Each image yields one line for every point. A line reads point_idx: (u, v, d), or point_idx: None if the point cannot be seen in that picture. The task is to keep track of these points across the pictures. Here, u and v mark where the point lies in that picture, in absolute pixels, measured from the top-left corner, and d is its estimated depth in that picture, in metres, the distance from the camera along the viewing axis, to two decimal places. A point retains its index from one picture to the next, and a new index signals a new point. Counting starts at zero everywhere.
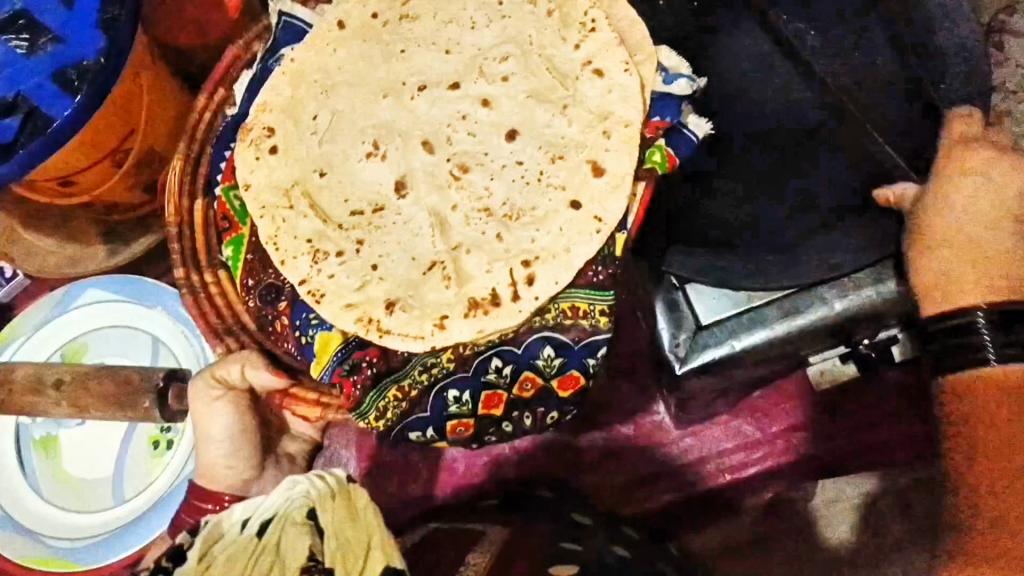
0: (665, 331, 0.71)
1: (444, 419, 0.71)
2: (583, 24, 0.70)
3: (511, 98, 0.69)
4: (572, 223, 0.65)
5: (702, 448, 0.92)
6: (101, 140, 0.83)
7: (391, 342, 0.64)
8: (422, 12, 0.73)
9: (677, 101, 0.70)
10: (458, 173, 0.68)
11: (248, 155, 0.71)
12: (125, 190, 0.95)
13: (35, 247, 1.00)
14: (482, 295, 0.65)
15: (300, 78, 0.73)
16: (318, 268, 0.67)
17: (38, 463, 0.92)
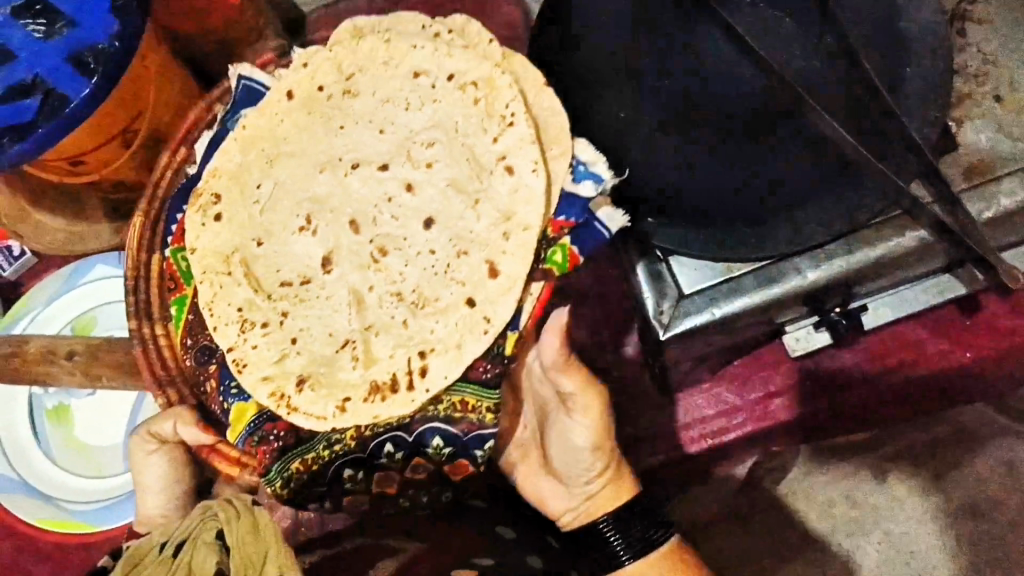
0: (650, 300, 0.76)
1: (337, 492, 0.78)
2: (503, 117, 0.72)
3: (432, 185, 0.73)
4: (466, 318, 0.69)
5: (683, 415, 0.97)
6: (110, 122, 0.86)
7: (297, 419, 0.69)
8: (364, 89, 0.76)
9: (582, 201, 0.73)
10: (377, 256, 0.72)
11: (196, 220, 0.76)
12: (132, 169, 0.98)
13: (43, 224, 1.03)
14: (383, 380, 0.69)
15: (251, 144, 0.77)
16: (245, 338, 0.73)
17: (51, 430, 0.97)
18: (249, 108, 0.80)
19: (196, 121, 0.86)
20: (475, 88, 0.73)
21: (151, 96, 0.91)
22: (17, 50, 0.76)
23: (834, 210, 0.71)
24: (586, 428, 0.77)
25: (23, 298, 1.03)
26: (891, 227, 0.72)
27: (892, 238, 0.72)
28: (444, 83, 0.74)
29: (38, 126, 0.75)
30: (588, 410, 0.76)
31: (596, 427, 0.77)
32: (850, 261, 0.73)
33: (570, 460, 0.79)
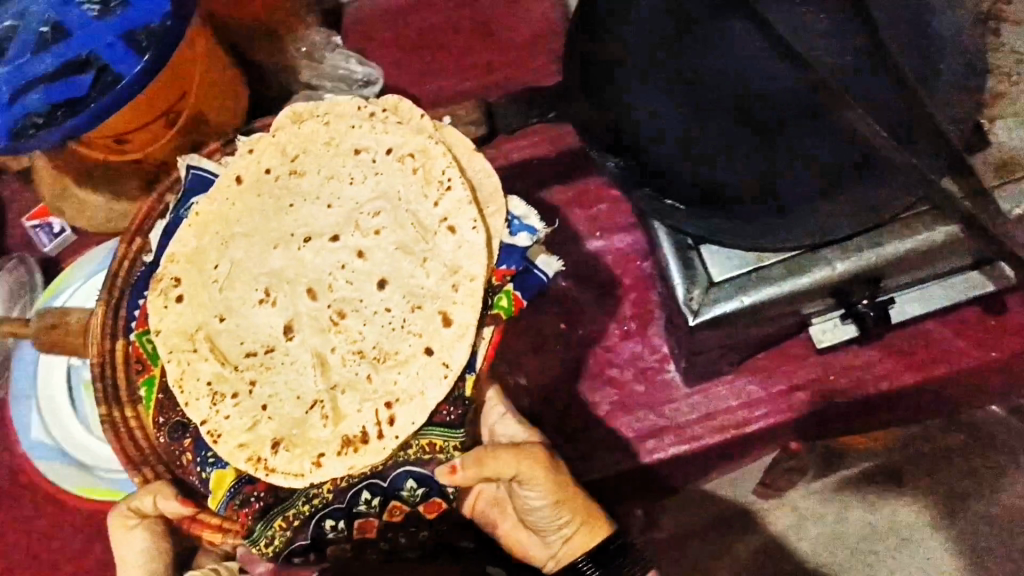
0: (680, 286, 0.77)
1: (320, 545, 0.79)
2: (442, 181, 0.74)
3: (381, 250, 0.75)
4: (425, 366, 0.71)
5: (707, 405, 0.98)
6: (156, 102, 0.89)
7: (276, 479, 0.70)
8: (308, 167, 0.78)
9: (519, 249, 0.76)
10: (336, 319, 0.74)
11: (158, 303, 0.77)
12: (176, 152, 1.00)
13: (87, 202, 1.07)
14: (354, 433, 0.70)
15: (205, 228, 0.79)
16: (217, 410, 0.73)
17: (89, 402, 0.99)
18: (199, 194, 0.84)
19: (147, 213, 0.90)
20: (412, 159, 0.76)
21: (196, 78, 0.94)
22: (74, 28, 0.79)
23: (853, 204, 0.71)
24: (541, 493, 0.76)
25: (66, 271, 1.05)
26: (922, 222, 0.73)
27: (921, 232, 0.72)
28: (383, 157, 0.77)
29: (91, 102, 0.77)
30: (537, 481, 0.76)
31: (551, 490, 0.76)
32: (879, 254, 0.73)
33: (534, 518, 0.79)
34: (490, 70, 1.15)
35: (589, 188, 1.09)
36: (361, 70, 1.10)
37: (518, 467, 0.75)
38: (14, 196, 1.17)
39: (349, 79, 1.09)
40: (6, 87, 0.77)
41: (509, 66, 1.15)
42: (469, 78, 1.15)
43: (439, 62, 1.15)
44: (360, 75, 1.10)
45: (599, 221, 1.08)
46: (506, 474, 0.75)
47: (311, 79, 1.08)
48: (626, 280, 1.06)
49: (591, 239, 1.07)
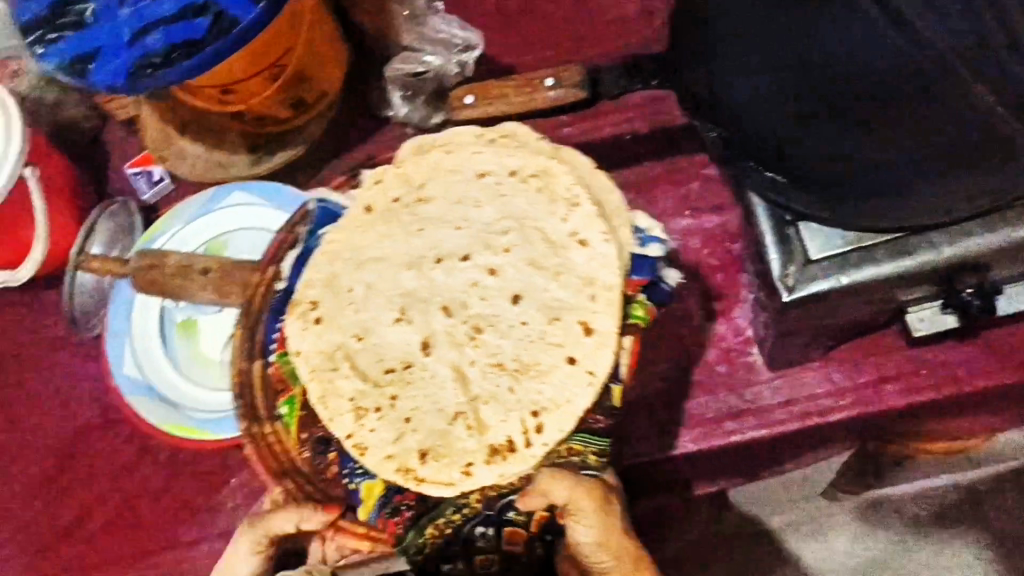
0: (777, 262, 0.76)
1: (471, 552, 0.80)
2: (569, 199, 0.76)
3: (514, 267, 0.75)
4: (569, 375, 0.71)
5: (790, 391, 0.97)
6: (263, 53, 0.91)
7: (427, 489, 0.70)
8: (434, 194, 0.79)
9: (652, 260, 0.76)
10: (474, 335, 0.73)
11: (296, 326, 0.76)
12: (277, 105, 1.02)
13: (187, 152, 1.10)
14: (500, 442, 0.70)
15: (336, 255, 0.78)
16: (362, 424, 0.72)
17: (179, 343, 1.04)
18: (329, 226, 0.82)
19: (279, 245, 0.84)
20: (536, 179, 0.78)
21: (302, 32, 0.95)
22: None
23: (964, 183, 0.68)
24: (590, 530, 0.73)
25: (164, 217, 1.08)
26: None
27: None
28: (507, 178, 0.78)
29: (207, 45, 0.80)
30: (587, 516, 0.72)
31: (600, 529, 0.73)
32: (987, 240, 0.73)
33: (585, 558, 0.75)
34: (588, 43, 1.14)
35: (681, 167, 1.08)
36: (461, 34, 1.10)
37: (570, 493, 0.72)
38: (117, 144, 1.21)
39: (449, 43, 1.09)
40: (128, 27, 0.80)
41: (607, 40, 1.14)
42: (566, 51, 1.14)
43: (537, 33, 1.15)
44: (460, 41, 1.09)
45: (688, 200, 1.07)
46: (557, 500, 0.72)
47: (411, 42, 1.09)
48: (713, 261, 1.05)
49: (679, 218, 1.07)
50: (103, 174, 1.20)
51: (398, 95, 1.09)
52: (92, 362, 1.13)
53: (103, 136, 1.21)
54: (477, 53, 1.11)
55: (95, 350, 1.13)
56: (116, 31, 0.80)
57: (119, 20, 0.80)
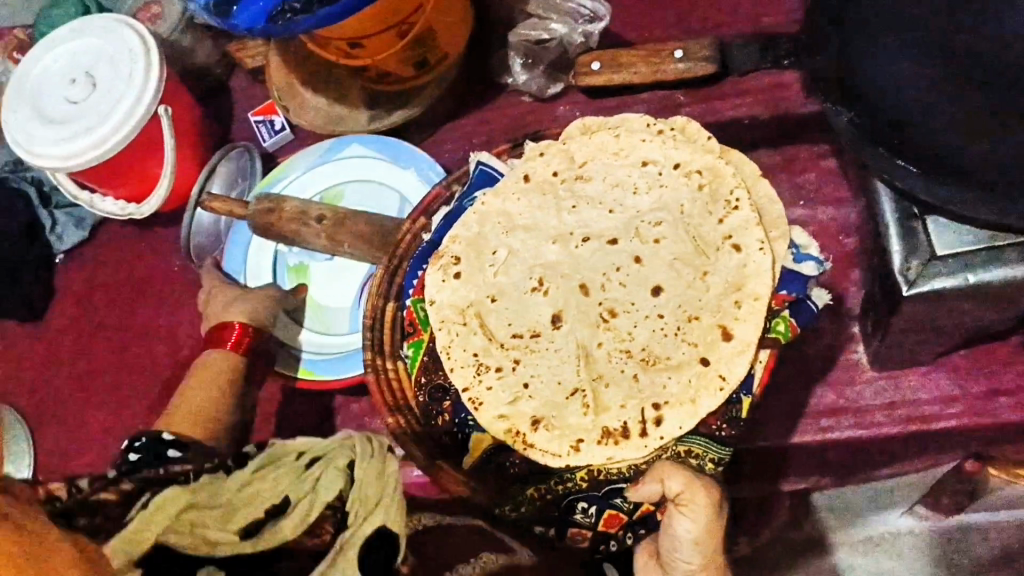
0: (898, 254, 0.74)
1: (568, 522, 0.82)
2: (728, 202, 0.75)
3: (659, 258, 0.75)
4: (699, 376, 0.71)
5: (893, 393, 0.96)
6: (397, 9, 0.92)
7: (533, 455, 0.72)
8: (595, 175, 0.80)
9: (804, 276, 0.75)
10: (607, 317, 0.75)
11: (437, 277, 0.80)
12: (400, 62, 1.02)
13: (309, 103, 1.13)
14: (614, 425, 0.71)
15: (487, 218, 0.81)
16: (481, 380, 0.76)
17: (293, 285, 1.09)
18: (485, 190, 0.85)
19: (435, 197, 0.90)
20: (700, 176, 0.77)
21: None
22: None
23: None
24: (695, 526, 0.69)
25: (283, 164, 1.15)
26: None
27: None
28: (670, 171, 0.78)
29: None
30: (697, 511, 0.68)
31: (705, 529, 0.68)
32: None
33: (672, 552, 0.71)
34: (713, 24, 1.13)
35: (802, 156, 1.06)
36: (589, 5, 1.09)
37: (686, 485, 0.68)
38: (245, 92, 1.25)
39: (576, 13, 1.09)
40: None
41: (737, 21, 1.12)
42: (690, 30, 1.13)
43: (663, 10, 1.14)
44: (588, 9, 1.09)
45: (804, 190, 1.05)
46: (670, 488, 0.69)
47: (537, 11, 1.09)
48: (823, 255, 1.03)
49: (792, 208, 1.05)
50: (230, 120, 1.25)
51: (518, 63, 1.11)
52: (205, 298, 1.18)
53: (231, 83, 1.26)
54: (603, 24, 1.10)
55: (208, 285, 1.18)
56: None
57: None
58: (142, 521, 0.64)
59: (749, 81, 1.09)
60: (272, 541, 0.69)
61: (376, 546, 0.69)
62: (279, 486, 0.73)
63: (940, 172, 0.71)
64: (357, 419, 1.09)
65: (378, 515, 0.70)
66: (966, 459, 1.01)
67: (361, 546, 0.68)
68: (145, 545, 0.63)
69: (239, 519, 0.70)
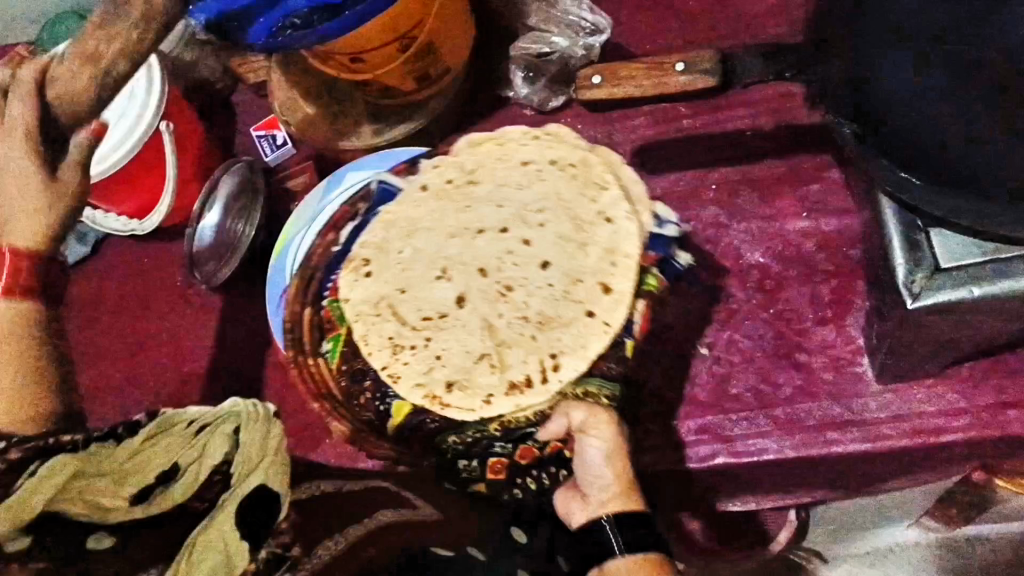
0: (903, 267, 0.73)
1: (484, 457, 0.86)
2: (600, 183, 0.83)
3: (545, 239, 0.82)
4: (586, 325, 0.79)
5: (899, 406, 0.95)
6: (397, 25, 0.92)
7: (450, 413, 0.80)
8: (485, 179, 0.86)
9: (666, 239, 0.82)
10: (503, 291, 0.81)
11: (349, 277, 0.85)
12: (400, 78, 1.02)
13: (311, 117, 1.13)
14: (519, 377, 0.79)
15: (391, 224, 0.86)
16: (397, 357, 0.82)
17: None
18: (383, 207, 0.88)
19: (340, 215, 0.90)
20: (574, 168, 0.85)
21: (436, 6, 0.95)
22: None
23: None
24: (603, 443, 0.78)
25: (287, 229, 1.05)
26: None
27: None
28: (549, 167, 0.85)
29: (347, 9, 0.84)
30: (602, 433, 0.79)
31: (613, 445, 0.79)
32: None
33: (588, 476, 0.80)
34: (717, 35, 1.12)
35: (806, 167, 1.06)
36: (591, 18, 1.11)
37: (589, 412, 0.79)
38: (249, 108, 1.26)
39: (577, 27, 1.11)
40: None
41: (740, 34, 1.12)
42: (691, 41, 1.13)
43: (665, 21, 1.14)
44: (590, 20, 1.11)
45: (808, 202, 1.05)
46: (575, 417, 0.79)
47: (539, 23, 1.11)
48: (828, 266, 1.02)
49: (797, 220, 1.04)
50: (232, 134, 1.25)
51: (520, 76, 1.11)
52: (206, 312, 1.18)
53: (232, 96, 1.26)
54: (605, 37, 1.11)
55: (203, 298, 1.19)
56: None
57: None
58: (30, 487, 0.58)
59: (751, 93, 1.09)
60: (163, 505, 0.63)
61: (252, 507, 0.65)
62: (170, 453, 0.66)
63: (949, 184, 0.70)
64: None
65: (256, 477, 0.66)
66: (973, 471, 1.00)
67: (238, 506, 0.64)
68: (33, 511, 0.58)
69: (132, 485, 0.63)
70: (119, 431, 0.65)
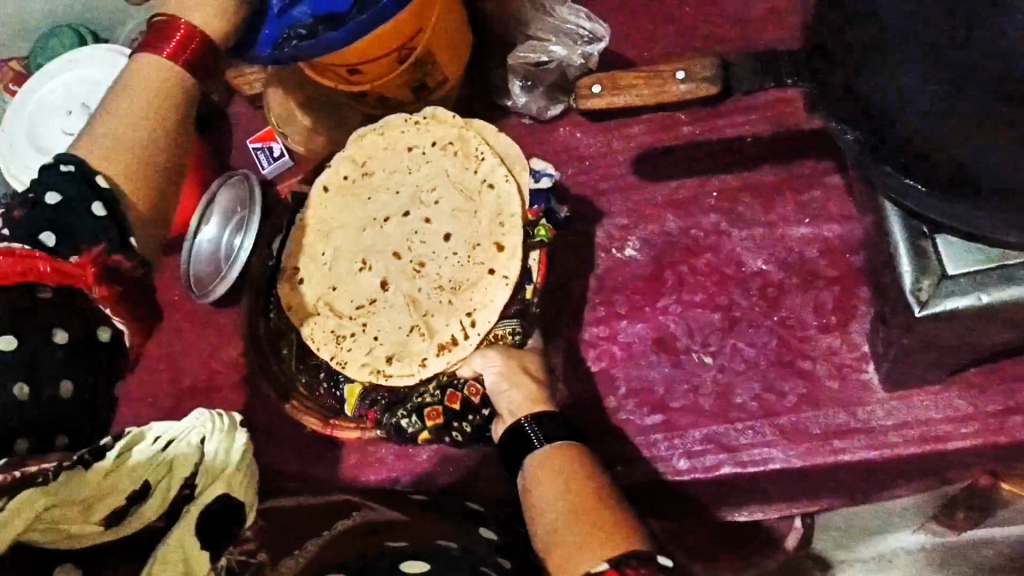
0: (909, 274, 0.73)
1: (421, 410, 0.92)
2: (477, 155, 0.93)
3: (443, 216, 0.93)
4: (489, 282, 0.88)
5: (905, 414, 0.94)
6: (396, 36, 0.91)
7: (394, 382, 0.90)
8: (377, 170, 0.97)
9: (544, 193, 0.94)
10: (418, 268, 0.92)
11: (285, 285, 0.97)
12: (398, 87, 1.02)
13: (308, 127, 1.13)
14: (446, 339, 0.89)
15: (311, 229, 0.97)
16: (342, 346, 0.92)
17: None
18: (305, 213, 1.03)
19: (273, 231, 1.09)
20: (453, 146, 0.95)
21: (434, 17, 0.94)
22: None
23: None
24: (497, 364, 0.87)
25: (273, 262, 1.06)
26: None
27: None
28: (431, 148, 0.96)
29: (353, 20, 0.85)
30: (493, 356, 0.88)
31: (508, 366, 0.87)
32: None
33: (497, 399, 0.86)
34: (715, 41, 1.12)
35: (807, 173, 1.05)
36: (588, 26, 1.09)
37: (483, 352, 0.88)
38: (246, 121, 1.25)
39: (574, 35, 1.09)
40: None
41: (739, 40, 1.11)
42: (689, 48, 1.12)
43: (662, 28, 1.14)
44: (590, 28, 1.09)
45: (809, 207, 1.04)
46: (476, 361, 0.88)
47: (535, 32, 1.09)
48: (830, 272, 1.02)
49: (798, 226, 1.03)
50: (228, 147, 1.24)
51: (517, 85, 1.11)
52: (204, 327, 1.18)
53: (228, 109, 1.25)
54: (603, 45, 1.09)
55: (202, 313, 1.18)
56: None
57: None
58: None
59: (750, 99, 1.09)
60: (135, 524, 0.59)
61: (219, 514, 0.64)
62: (138, 470, 0.62)
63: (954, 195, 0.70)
64: (360, 449, 1.09)
65: (221, 485, 0.64)
66: (980, 477, 0.99)
67: (199, 515, 0.62)
68: None
69: (100, 509, 0.59)
70: (84, 456, 0.60)
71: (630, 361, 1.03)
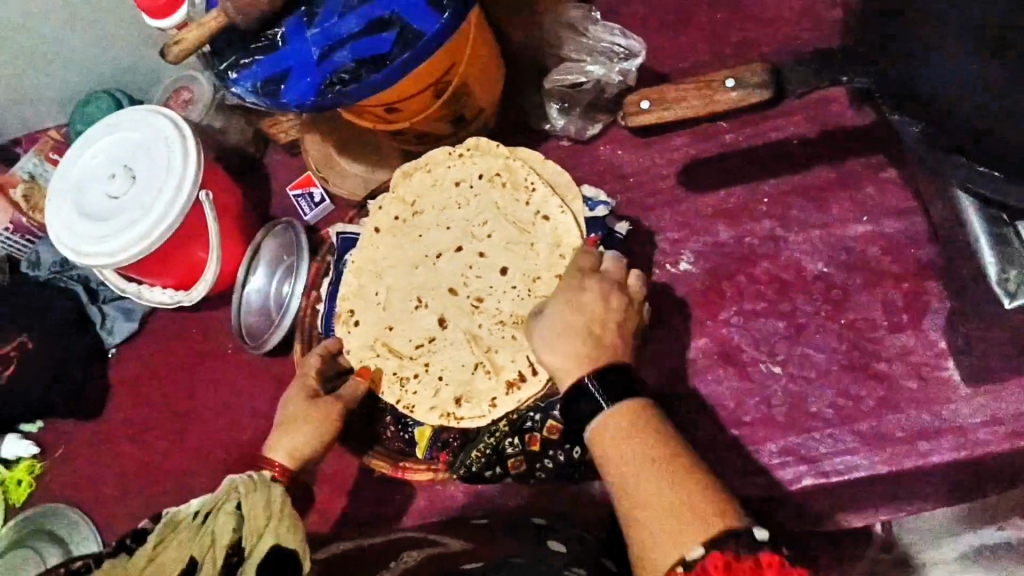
0: (994, 265, 0.71)
1: (501, 457, 0.95)
2: (527, 185, 0.92)
3: (498, 249, 0.92)
4: None
5: (992, 408, 0.92)
6: (432, 69, 0.90)
7: (465, 425, 0.88)
8: (425, 208, 0.96)
9: (600, 221, 0.95)
10: (476, 304, 0.91)
11: (340, 329, 0.95)
12: (436, 121, 1.01)
13: (348, 171, 1.13)
14: (513, 376, 0.87)
15: (361, 270, 0.96)
16: (406, 388, 0.91)
17: None
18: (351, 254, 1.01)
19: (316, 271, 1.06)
20: (500, 177, 0.94)
21: (468, 46, 0.93)
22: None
23: None
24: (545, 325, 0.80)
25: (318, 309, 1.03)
26: None
27: None
28: (478, 181, 0.95)
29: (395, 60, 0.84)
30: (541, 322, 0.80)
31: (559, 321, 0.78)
32: None
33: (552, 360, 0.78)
34: (754, 45, 1.10)
35: (861, 170, 1.03)
36: (623, 43, 1.06)
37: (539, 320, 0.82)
38: (283, 168, 1.25)
39: (609, 53, 1.06)
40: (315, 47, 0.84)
41: (776, 42, 1.09)
42: (724, 56, 1.11)
43: (694, 38, 1.13)
44: (627, 42, 1.06)
45: (867, 204, 1.01)
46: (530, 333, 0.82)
47: (571, 53, 1.07)
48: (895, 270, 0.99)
49: (856, 225, 1.01)
50: (268, 196, 1.24)
51: (554, 108, 1.10)
52: (262, 378, 1.17)
53: (263, 159, 1.25)
54: (641, 59, 1.06)
55: (259, 365, 1.18)
56: (306, 51, 0.85)
57: (306, 40, 0.85)
58: None
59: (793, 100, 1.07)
60: None
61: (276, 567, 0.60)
62: (184, 546, 0.60)
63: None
64: (430, 488, 1.08)
65: (268, 537, 0.61)
66: None
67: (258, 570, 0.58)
68: None
69: None
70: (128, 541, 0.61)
71: (697, 377, 1.01)
